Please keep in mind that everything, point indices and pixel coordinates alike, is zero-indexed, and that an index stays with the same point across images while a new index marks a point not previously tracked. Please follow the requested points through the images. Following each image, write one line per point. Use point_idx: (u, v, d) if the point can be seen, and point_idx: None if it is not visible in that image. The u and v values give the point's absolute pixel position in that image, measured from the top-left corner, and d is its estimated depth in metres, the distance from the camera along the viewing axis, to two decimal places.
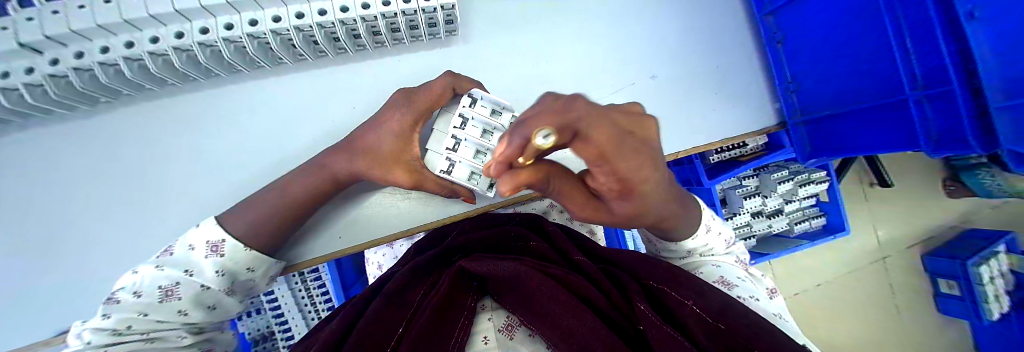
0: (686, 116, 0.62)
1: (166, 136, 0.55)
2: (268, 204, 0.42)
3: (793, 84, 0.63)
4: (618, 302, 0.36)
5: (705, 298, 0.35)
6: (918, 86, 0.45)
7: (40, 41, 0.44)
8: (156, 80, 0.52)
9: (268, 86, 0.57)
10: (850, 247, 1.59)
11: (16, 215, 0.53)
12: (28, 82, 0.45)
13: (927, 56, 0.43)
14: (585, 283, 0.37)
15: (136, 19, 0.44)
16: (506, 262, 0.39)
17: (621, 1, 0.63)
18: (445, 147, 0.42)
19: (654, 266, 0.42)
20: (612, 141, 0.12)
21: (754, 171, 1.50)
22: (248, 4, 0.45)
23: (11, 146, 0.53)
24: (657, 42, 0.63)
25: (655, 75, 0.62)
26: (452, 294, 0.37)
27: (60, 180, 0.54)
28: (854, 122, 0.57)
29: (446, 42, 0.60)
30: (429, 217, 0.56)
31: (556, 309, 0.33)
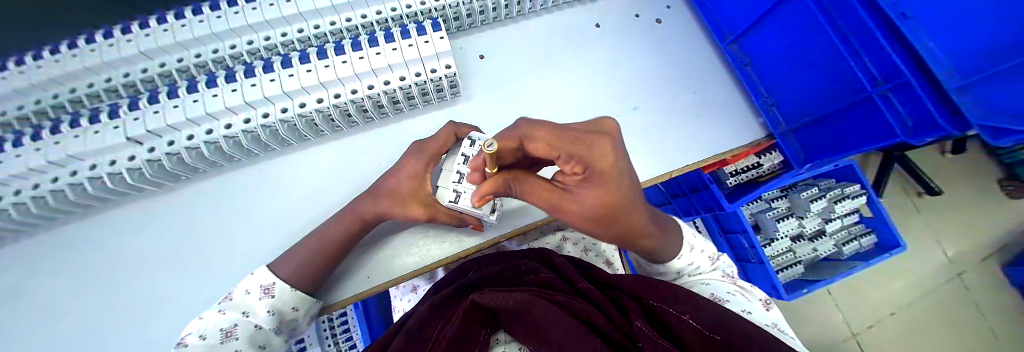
0: (675, 138, 0.66)
1: (224, 202, 0.66)
2: (309, 247, 0.48)
3: (769, 100, 0.69)
4: (619, 323, 0.38)
5: (701, 312, 0.36)
6: (878, 82, 0.49)
7: (143, 134, 0.57)
8: (224, 156, 0.64)
9: (309, 153, 0.68)
10: (913, 265, 1.42)
11: (94, 279, 0.62)
12: (130, 166, 0.58)
13: (877, 56, 0.48)
14: (586, 306, 0.39)
15: (216, 112, 0.57)
16: (515, 293, 0.41)
17: (597, 52, 0.74)
18: (451, 181, 0.47)
19: (651, 286, 0.43)
20: (552, 137, 0.29)
21: (782, 192, 1.45)
22: (298, 92, 0.58)
23: (106, 220, 0.65)
24: (637, 79, 0.71)
25: (639, 106, 0.69)
26: (465, 328, 0.39)
27: (136, 247, 0.63)
28: (830, 128, 0.61)
29: (452, 102, 0.70)
30: (446, 252, 0.60)
31: (558, 334, 0.35)
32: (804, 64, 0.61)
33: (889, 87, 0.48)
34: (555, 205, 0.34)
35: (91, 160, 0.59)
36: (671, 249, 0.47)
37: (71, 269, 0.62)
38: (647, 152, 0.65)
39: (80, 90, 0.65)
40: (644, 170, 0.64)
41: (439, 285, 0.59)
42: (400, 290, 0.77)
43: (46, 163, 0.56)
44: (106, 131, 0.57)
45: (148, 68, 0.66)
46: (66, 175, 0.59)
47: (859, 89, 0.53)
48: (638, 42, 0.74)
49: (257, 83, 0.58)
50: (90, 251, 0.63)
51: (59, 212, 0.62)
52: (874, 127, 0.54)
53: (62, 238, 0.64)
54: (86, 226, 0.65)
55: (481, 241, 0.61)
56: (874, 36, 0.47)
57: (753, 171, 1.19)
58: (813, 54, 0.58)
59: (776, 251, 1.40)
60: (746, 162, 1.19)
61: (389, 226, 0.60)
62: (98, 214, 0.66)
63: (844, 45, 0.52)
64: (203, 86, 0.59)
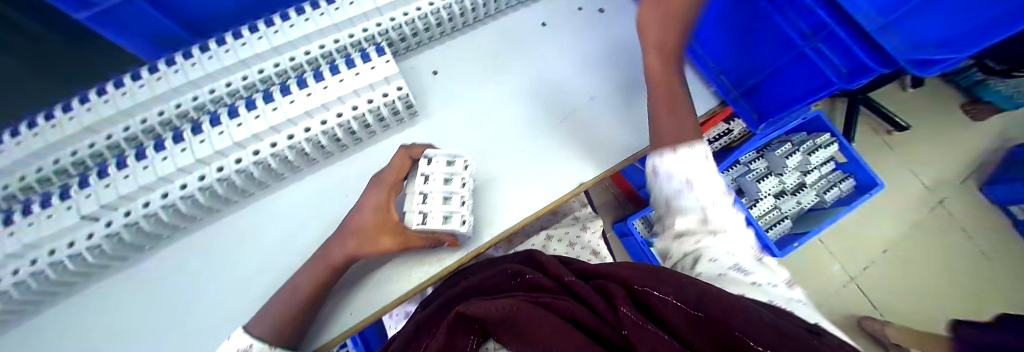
0: (633, 123, 0.67)
1: (197, 264, 0.64)
2: (280, 301, 0.47)
3: (716, 69, 0.72)
4: (606, 315, 0.38)
5: (682, 288, 0.37)
6: (809, 36, 0.53)
7: (97, 210, 0.56)
8: (188, 217, 0.63)
9: (278, 199, 0.67)
10: (893, 201, 1.47)
11: None
12: (90, 244, 0.55)
13: (802, 11, 0.52)
14: (572, 305, 0.39)
15: (168, 174, 0.56)
16: (498, 300, 0.41)
17: (550, 50, 0.75)
18: (416, 203, 0.49)
19: (635, 271, 0.45)
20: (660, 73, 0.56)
21: (757, 153, 1.51)
22: (250, 139, 0.57)
23: (73, 305, 0.62)
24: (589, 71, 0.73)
25: (594, 97, 0.70)
26: (452, 342, 0.39)
27: (106, 329, 0.60)
28: (779, 86, 0.64)
29: (411, 123, 0.71)
30: (426, 274, 0.58)
31: (542, 335, 0.35)
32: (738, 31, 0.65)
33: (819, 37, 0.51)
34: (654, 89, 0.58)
35: (47, 246, 0.56)
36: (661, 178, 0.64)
37: None
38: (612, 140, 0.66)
39: (26, 177, 0.62)
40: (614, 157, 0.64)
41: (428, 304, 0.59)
42: (394, 320, 0.76)
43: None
44: (60, 213, 0.55)
45: (95, 142, 0.64)
46: (20, 269, 0.54)
47: (791, 46, 0.57)
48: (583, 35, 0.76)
49: (206, 138, 0.56)
50: (56, 343, 0.60)
51: (20, 308, 0.59)
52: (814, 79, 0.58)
53: (25, 333, 0.60)
54: (52, 316, 0.61)
55: (458, 258, 0.60)
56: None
57: (726, 137, 1.25)
58: (746, 21, 0.62)
59: (761, 210, 1.43)
60: (716, 131, 1.26)
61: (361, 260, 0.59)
62: (65, 300, 0.63)
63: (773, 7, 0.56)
64: (152, 151, 0.57)
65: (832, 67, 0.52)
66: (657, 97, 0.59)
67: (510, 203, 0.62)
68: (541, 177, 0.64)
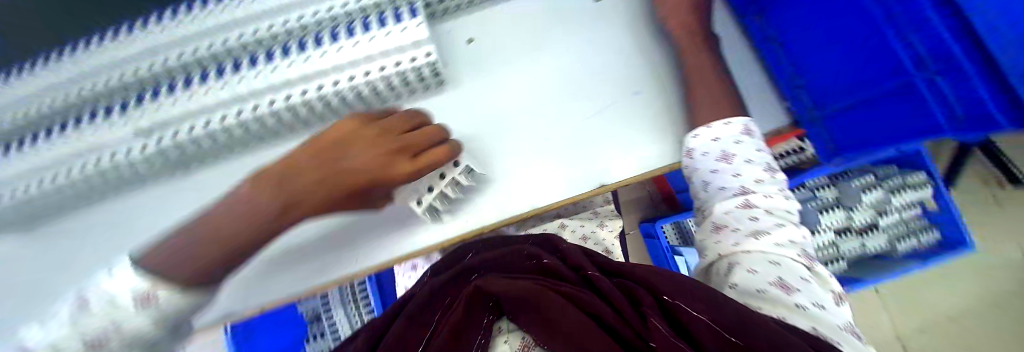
0: (679, 133, 0.64)
1: (243, 183, 0.70)
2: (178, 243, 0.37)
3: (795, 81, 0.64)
4: (632, 321, 0.36)
5: (721, 309, 0.33)
6: (927, 66, 0.45)
7: (160, 124, 0.60)
8: (240, 142, 0.68)
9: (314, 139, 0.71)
10: (975, 268, 1.26)
11: (133, 253, 0.68)
12: (156, 150, 0.61)
13: (929, 37, 0.45)
14: (593, 299, 0.38)
15: (247, 91, 0.59)
16: (520, 280, 0.41)
17: (604, 33, 0.71)
18: (425, 195, 0.57)
19: (667, 280, 0.41)
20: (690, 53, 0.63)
21: (830, 180, 1.32)
22: (318, 73, 0.58)
23: (143, 200, 0.71)
24: (640, 63, 0.69)
25: (639, 92, 0.67)
26: (467, 314, 0.39)
27: (167, 224, 0.69)
28: (869, 115, 0.59)
29: (439, 90, 0.71)
30: (428, 241, 0.64)
31: (563, 323, 0.35)
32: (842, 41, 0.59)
33: (939, 71, 0.45)
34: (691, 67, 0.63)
35: (107, 148, 0.61)
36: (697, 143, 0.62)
37: (114, 244, 0.69)
38: (651, 140, 0.64)
39: (84, 90, 0.64)
40: (641, 160, 0.63)
41: (438, 266, 0.62)
42: (403, 269, 0.82)
43: (71, 153, 0.60)
44: (117, 125, 0.61)
45: (130, 72, 0.64)
46: (86, 165, 0.61)
47: (899, 73, 0.52)
48: (640, 22, 0.71)
49: (262, 73, 0.59)
50: (131, 228, 0.70)
51: (93, 194, 0.67)
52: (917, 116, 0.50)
53: (108, 214, 0.71)
54: (127, 204, 0.71)
55: (461, 232, 0.64)
56: (930, 16, 0.44)
57: (791, 158, 1.11)
58: (859, 35, 0.56)
59: (814, 243, 1.29)
60: (784, 147, 1.11)
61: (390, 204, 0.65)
62: (134, 193, 0.72)
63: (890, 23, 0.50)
64: (214, 78, 0.62)
65: (947, 107, 0.47)
66: (699, 90, 0.61)
67: (533, 185, 0.64)
68: (562, 166, 0.64)
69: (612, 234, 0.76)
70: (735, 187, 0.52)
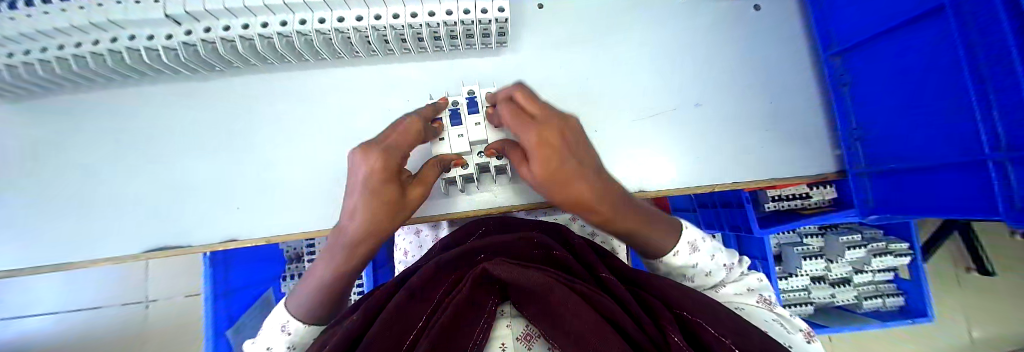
0: (716, 154, 0.62)
1: (247, 103, 0.65)
2: (303, 294, 0.46)
3: (857, 132, 0.60)
4: (652, 334, 0.32)
5: (743, 336, 0.32)
6: (1001, 146, 0.36)
7: (182, 15, 0.54)
8: (276, 54, 0.61)
9: (332, 73, 0.64)
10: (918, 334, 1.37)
11: (130, 151, 0.66)
12: (184, 42, 0.56)
13: (1011, 111, 0.34)
14: (611, 304, 0.35)
15: (275, 6, 0.52)
16: (533, 270, 0.37)
17: (668, 31, 0.65)
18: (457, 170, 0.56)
19: (684, 296, 0.40)
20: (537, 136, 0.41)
21: (819, 230, 1.34)
22: (377, 1, 0.51)
23: (139, 97, 0.66)
24: (699, 72, 0.64)
25: (700, 104, 0.63)
26: (471, 297, 0.35)
27: (166, 129, 0.66)
28: (921, 180, 0.51)
29: (496, 52, 0.64)
30: (451, 206, 0.65)
31: (578, 325, 0.31)
32: (921, 102, 0.49)
33: (1006, 155, 0.36)
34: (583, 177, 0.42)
35: (125, 30, 0.57)
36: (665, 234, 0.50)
37: (112, 136, 0.66)
38: (688, 156, 0.62)
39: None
40: (681, 175, 0.61)
41: (444, 241, 0.61)
42: (403, 231, 0.79)
43: (69, 27, 0.55)
44: (148, 4, 0.54)
45: None
46: (108, 40, 0.57)
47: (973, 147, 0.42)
48: (731, 27, 0.66)
49: None
50: (126, 124, 0.66)
51: (93, 76, 0.63)
52: (976, 197, 0.43)
53: (100, 103, 0.67)
54: (121, 97, 0.67)
55: (487, 207, 0.65)
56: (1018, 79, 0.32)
57: (798, 201, 1.09)
58: (942, 97, 0.45)
59: (789, 285, 1.34)
60: (792, 190, 1.10)
61: (421, 157, 0.65)
62: (131, 87, 0.67)
63: (974, 82, 0.39)
64: None
65: (1008, 196, 0.37)
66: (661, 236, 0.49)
67: None
68: None
69: None
70: (686, 245, 0.50)
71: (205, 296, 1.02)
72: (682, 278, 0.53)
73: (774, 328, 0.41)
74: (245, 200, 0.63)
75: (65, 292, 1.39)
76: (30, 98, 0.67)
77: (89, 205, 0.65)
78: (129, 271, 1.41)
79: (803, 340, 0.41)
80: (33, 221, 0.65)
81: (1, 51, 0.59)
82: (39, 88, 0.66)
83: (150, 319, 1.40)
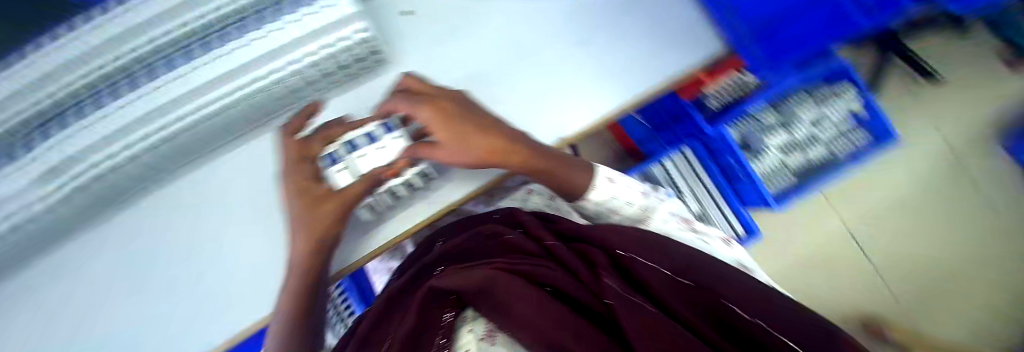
0: (622, 81, 0.65)
1: (167, 223, 0.63)
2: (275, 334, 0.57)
3: (728, 7, 0.66)
4: (590, 283, 0.45)
5: (671, 258, 0.47)
6: None
7: (43, 173, 0.48)
8: (173, 158, 0.60)
9: (242, 155, 0.65)
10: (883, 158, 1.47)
11: (55, 328, 0.60)
12: (72, 189, 0.52)
13: None
14: (554, 275, 0.44)
15: (143, 117, 0.49)
16: (474, 270, 0.44)
17: None
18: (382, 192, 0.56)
19: (614, 234, 0.50)
20: (431, 111, 0.47)
21: (771, 104, 1.38)
22: (240, 69, 0.51)
23: (43, 267, 0.61)
24: (577, 14, 0.66)
25: (584, 42, 0.65)
26: (424, 315, 0.42)
27: (88, 286, 0.61)
28: None
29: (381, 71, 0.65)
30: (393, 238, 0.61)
31: (526, 309, 0.39)
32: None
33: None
34: (476, 137, 0.48)
35: None
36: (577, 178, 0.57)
37: (27, 320, 0.59)
38: (598, 93, 0.64)
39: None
40: (597, 112, 0.64)
41: (406, 263, 0.64)
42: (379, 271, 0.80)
43: None
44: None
45: None
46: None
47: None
48: None
49: (160, 81, 0.47)
50: (39, 300, 0.60)
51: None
52: None
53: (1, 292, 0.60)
54: (21, 276, 0.61)
55: (428, 216, 0.61)
56: None
57: (735, 89, 1.16)
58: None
59: (764, 165, 1.36)
60: (727, 81, 1.14)
61: None
62: (29, 263, 0.61)
63: None
64: (83, 109, 0.47)
65: None
66: (573, 177, 0.57)
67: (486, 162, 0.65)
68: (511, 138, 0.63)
69: None
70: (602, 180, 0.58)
71: None
72: (609, 213, 0.61)
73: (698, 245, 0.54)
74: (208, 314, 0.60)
75: None
76: None
77: None
78: None
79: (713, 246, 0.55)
80: None
81: None
82: None
83: None
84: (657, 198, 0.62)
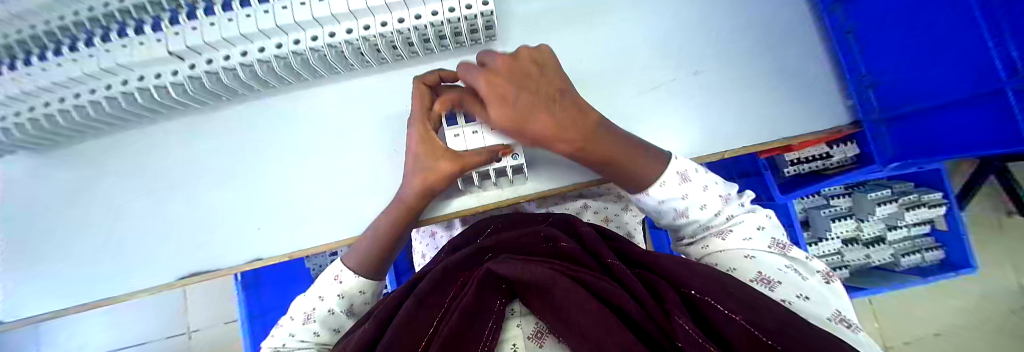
0: (726, 121, 0.59)
1: (249, 125, 0.66)
2: (367, 242, 0.53)
3: (866, 79, 0.58)
4: (653, 312, 0.33)
5: (759, 313, 0.30)
6: (1018, 72, 0.37)
7: (184, 50, 0.56)
8: (275, 78, 0.62)
9: (330, 90, 0.65)
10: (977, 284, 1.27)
11: (148, 188, 0.68)
12: (190, 76, 0.58)
13: None
14: (614, 290, 0.35)
15: (268, 30, 0.53)
16: (537, 265, 0.38)
17: (663, 1, 0.62)
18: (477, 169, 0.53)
19: (690, 271, 0.38)
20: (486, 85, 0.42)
21: (846, 189, 1.27)
22: (363, 12, 0.51)
23: (150, 134, 0.69)
24: (699, 38, 0.61)
25: (699, 71, 0.60)
26: (479, 296, 0.36)
27: (178, 160, 0.68)
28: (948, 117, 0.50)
29: (486, 46, 0.64)
30: (454, 208, 0.63)
31: (581, 318, 0.31)
32: (925, 40, 0.50)
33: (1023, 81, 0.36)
34: (520, 116, 0.41)
35: (135, 71, 0.60)
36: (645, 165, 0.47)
37: (133, 175, 0.69)
38: (694, 125, 0.59)
39: (111, 4, 0.62)
40: (689, 146, 0.59)
41: (458, 241, 0.63)
42: (419, 234, 0.80)
43: (91, 72, 0.58)
44: (150, 44, 0.56)
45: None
46: (118, 84, 0.60)
47: (991, 74, 0.41)
48: None
49: (306, 2, 0.52)
50: (143, 161, 0.69)
51: (106, 121, 0.66)
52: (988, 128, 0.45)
53: (116, 146, 0.70)
54: (134, 137, 0.69)
55: (497, 200, 0.62)
56: None
57: (820, 163, 1.05)
58: (947, 35, 0.46)
59: (820, 251, 1.27)
60: (812, 151, 1.05)
61: None
62: (145, 127, 0.69)
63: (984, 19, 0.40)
64: (237, 6, 0.55)
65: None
66: (648, 174, 0.47)
67: (565, 165, 0.63)
68: None
69: (636, 218, 0.73)
70: (674, 173, 0.47)
71: (243, 318, 1.07)
72: (673, 214, 0.49)
73: (786, 276, 0.39)
74: (265, 220, 0.64)
75: (114, 329, 1.48)
76: (55, 149, 0.71)
77: (119, 241, 0.68)
78: (168, 303, 1.47)
79: (822, 281, 0.39)
80: (76, 260, 0.68)
81: (36, 103, 0.63)
82: (65, 137, 0.69)
83: (190, 347, 1.45)
84: (736, 206, 0.48)
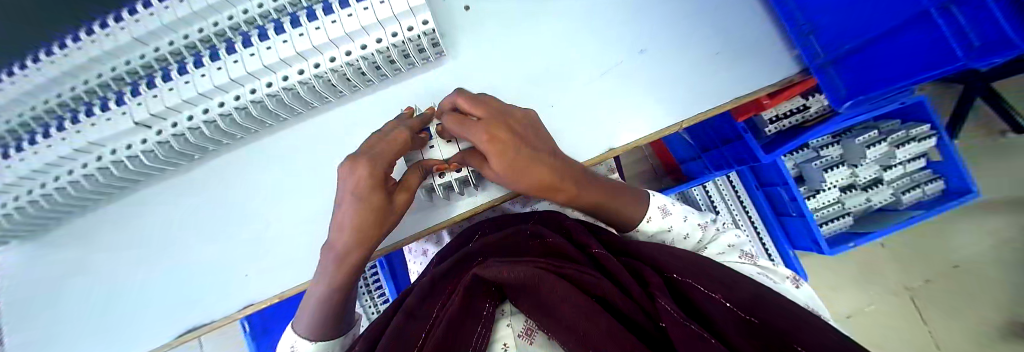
0: (683, 93, 0.60)
1: (224, 177, 0.68)
2: (309, 311, 0.50)
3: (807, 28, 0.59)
4: (640, 301, 0.33)
5: (734, 292, 0.32)
6: None
7: (149, 118, 0.58)
8: (241, 129, 0.64)
9: (295, 130, 0.66)
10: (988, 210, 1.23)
11: (136, 255, 0.69)
12: (159, 141, 0.60)
13: None
14: (601, 281, 0.34)
15: (224, 84, 0.55)
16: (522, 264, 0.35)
17: None
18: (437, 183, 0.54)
19: (672, 256, 0.39)
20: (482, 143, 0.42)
21: (833, 138, 1.26)
22: (311, 52, 0.53)
23: (131, 203, 0.70)
24: (642, 19, 0.63)
25: (645, 50, 0.62)
26: (467, 303, 0.36)
27: (160, 223, 0.69)
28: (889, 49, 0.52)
29: (439, 63, 0.65)
30: (434, 222, 0.63)
31: (570, 314, 0.31)
32: None
33: None
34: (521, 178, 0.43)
35: (107, 146, 0.62)
36: (626, 206, 0.53)
37: (120, 244, 0.70)
38: (653, 102, 0.60)
39: (77, 87, 0.65)
40: (652, 124, 0.59)
41: (445, 252, 0.64)
42: (412, 254, 0.81)
43: (65, 154, 0.60)
44: (117, 117, 0.58)
45: (103, 73, 0.64)
46: (94, 160, 0.62)
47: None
48: None
49: (256, 52, 0.54)
50: (128, 231, 0.70)
51: (91, 196, 0.68)
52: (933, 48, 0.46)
53: (100, 220, 0.71)
54: (116, 208, 0.70)
55: (473, 207, 0.62)
56: None
57: (798, 116, 1.06)
58: None
59: (819, 203, 1.25)
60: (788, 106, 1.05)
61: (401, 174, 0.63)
62: (127, 197, 0.71)
63: None
64: (192, 67, 0.57)
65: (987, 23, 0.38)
66: (609, 203, 0.51)
67: None
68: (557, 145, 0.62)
69: None
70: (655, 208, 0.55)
71: None
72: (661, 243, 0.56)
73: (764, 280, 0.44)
74: (253, 267, 0.65)
75: None
76: (45, 232, 0.72)
77: (116, 311, 0.68)
78: None
79: (792, 286, 0.45)
80: (77, 336, 0.69)
81: (20, 192, 0.66)
82: (54, 220, 0.71)
83: None
84: (713, 230, 0.55)
